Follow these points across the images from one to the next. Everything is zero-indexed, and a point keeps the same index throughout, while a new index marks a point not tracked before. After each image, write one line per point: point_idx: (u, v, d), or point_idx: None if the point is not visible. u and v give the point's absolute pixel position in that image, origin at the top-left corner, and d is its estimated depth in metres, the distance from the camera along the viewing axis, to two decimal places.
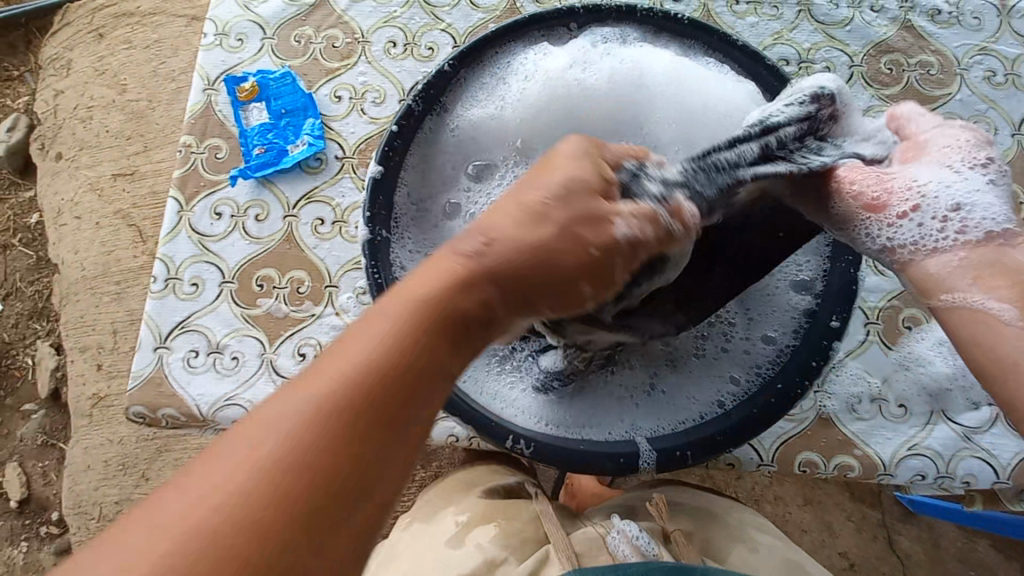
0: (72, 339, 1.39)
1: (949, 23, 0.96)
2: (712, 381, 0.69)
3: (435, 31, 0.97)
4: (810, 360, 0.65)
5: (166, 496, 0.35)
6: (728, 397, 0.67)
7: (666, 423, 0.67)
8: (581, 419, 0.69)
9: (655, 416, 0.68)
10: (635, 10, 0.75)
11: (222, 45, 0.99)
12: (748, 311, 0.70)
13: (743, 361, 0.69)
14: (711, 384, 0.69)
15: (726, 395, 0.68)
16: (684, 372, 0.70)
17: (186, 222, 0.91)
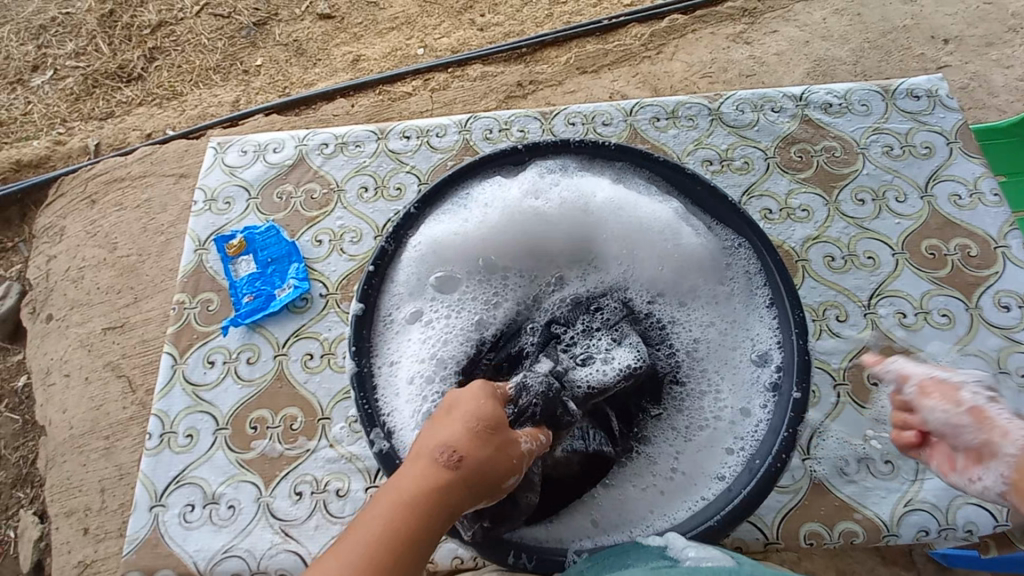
0: (57, 505, 1.36)
1: (842, 113, 1.12)
2: (714, 456, 0.72)
3: (401, 174, 1.10)
4: (777, 437, 0.67)
5: None
6: (728, 468, 0.71)
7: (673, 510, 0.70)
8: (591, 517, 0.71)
9: (662, 504, 0.71)
10: (570, 142, 0.87)
11: (211, 209, 1.10)
12: (718, 387, 0.76)
13: (727, 432, 0.73)
14: (714, 457, 0.72)
15: (727, 467, 0.71)
16: (692, 446, 0.74)
17: (181, 373, 0.95)
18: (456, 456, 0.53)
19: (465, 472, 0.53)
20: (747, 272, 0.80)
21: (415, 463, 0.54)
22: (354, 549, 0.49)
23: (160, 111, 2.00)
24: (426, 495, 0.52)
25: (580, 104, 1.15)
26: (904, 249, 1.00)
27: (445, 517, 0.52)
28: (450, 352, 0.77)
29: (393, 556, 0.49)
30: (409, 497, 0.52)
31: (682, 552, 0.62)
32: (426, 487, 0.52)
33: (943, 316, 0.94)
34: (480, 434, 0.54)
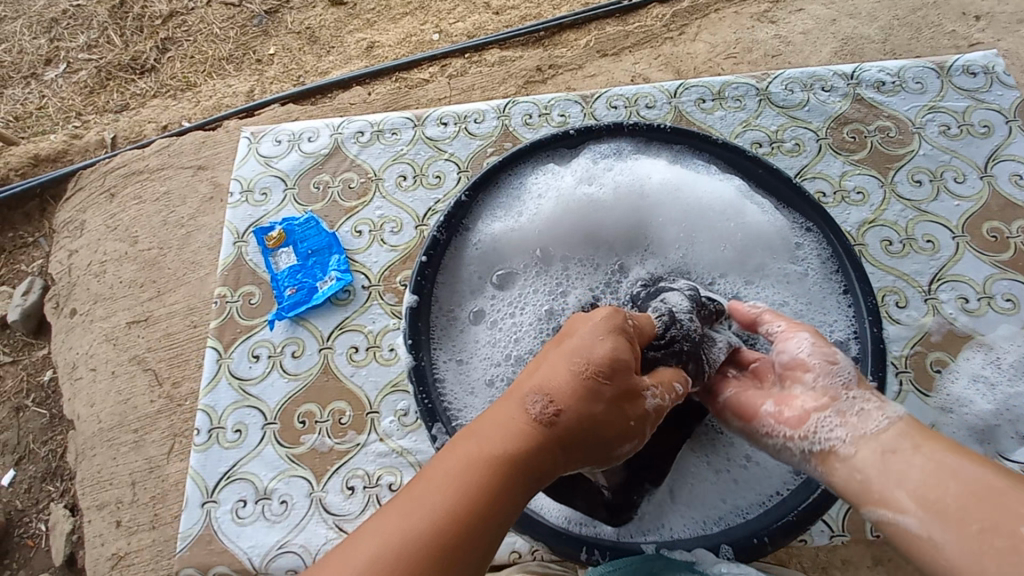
0: (88, 498, 1.36)
1: (895, 91, 1.08)
2: None
3: (440, 161, 1.07)
4: None
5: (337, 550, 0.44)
6: None
7: (748, 504, 0.69)
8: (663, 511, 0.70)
9: (733, 497, 0.70)
10: (625, 126, 0.84)
11: (247, 200, 1.08)
12: None
13: None
14: None
15: None
16: None
17: (226, 368, 0.94)
18: (562, 409, 0.50)
19: (568, 421, 0.50)
20: (819, 256, 0.78)
21: (514, 412, 0.51)
22: (455, 483, 0.46)
23: (175, 102, 1.98)
24: (523, 447, 0.49)
25: (621, 86, 1.11)
26: (965, 232, 0.96)
27: (536, 477, 0.49)
28: (527, 349, 0.76)
29: (479, 504, 0.46)
30: (503, 451, 0.49)
31: (714, 567, 0.61)
32: (531, 435, 0.50)
33: (1007, 300, 0.91)
34: (593, 384, 0.52)
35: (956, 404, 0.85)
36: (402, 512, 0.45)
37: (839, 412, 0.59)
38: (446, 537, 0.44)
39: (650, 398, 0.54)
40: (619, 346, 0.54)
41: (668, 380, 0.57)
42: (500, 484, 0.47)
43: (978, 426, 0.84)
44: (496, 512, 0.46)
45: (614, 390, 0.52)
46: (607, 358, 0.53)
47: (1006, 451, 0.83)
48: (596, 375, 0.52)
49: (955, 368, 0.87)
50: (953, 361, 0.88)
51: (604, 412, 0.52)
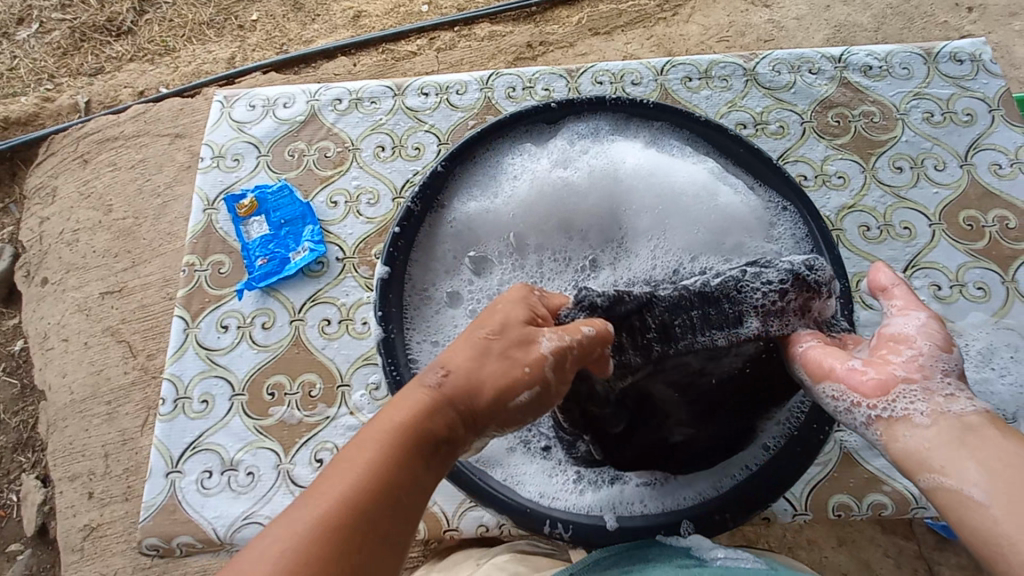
0: (60, 469, 1.34)
1: (881, 76, 1.07)
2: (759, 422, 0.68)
3: (419, 133, 1.05)
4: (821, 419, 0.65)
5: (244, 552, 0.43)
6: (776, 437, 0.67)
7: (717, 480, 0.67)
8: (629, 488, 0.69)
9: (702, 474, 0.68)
10: (604, 101, 0.82)
11: (219, 166, 1.04)
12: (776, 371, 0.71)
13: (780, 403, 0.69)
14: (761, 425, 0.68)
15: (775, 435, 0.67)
16: None
17: (193, 338, 0.92)
18: (448, 369, 0.53)
19: (459, 377, 0.53)
20: (794, 236, 0.76)
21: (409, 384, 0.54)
22: (352, 457, 0.47)
23: (153, 67, 1.90)
24: (417, 408, 0.50)
25: (607, 62, 1.09)
26: (941, 220, 0.96)
27: (433, 433, 0.50)
28: None
29: (380, 469, 0.46)
30: (396, 418, 0.50)
31: (712, 553, 0.62)
32: (423, 397, 0.51)
33: (979, 288, 0.92)
34: (479, 344, 0.55)
35: None
36: (310, 491, 0.45)
37: (925, 388, 0.56)
38: (347, 505, 0.44)
39: (547, 342, 0.55)
40: (509, 307, 0.58)
41: (571, 326, 0.56)
42: (400, 447, 0.48)
43: None
44: (397, 475, 0.47)
45: (505, 347, 0.55)
46: (491, 321, 0.56)
47: None
48: (478, 336, 0.55)
49: None
50: None
51: (494, 365, 0.53)
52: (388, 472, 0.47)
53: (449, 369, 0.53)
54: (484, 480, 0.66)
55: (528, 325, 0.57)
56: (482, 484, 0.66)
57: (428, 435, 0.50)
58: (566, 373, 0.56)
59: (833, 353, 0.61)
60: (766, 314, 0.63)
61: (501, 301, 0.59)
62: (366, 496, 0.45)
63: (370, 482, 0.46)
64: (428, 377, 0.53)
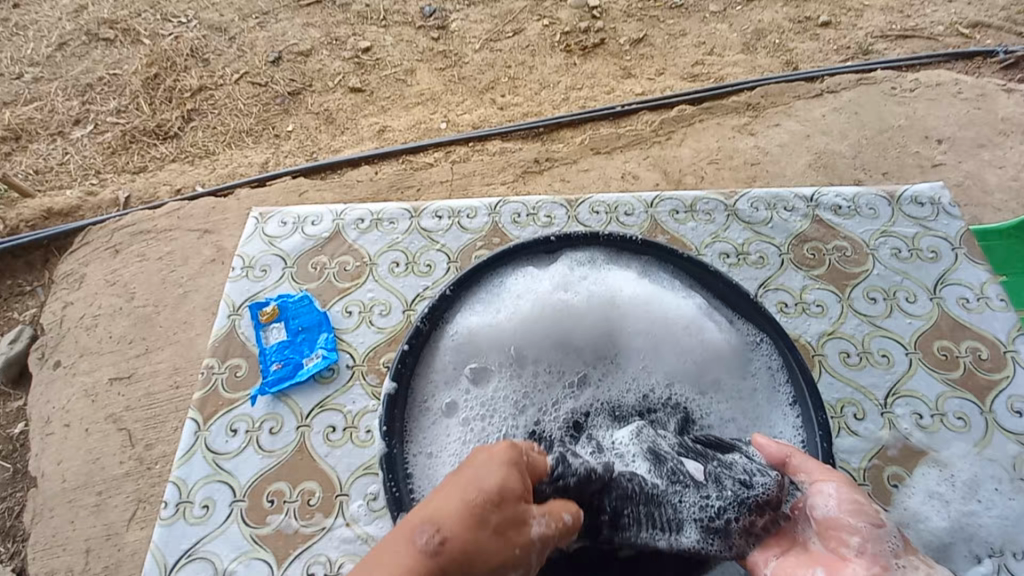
0: (37, 564, 1.31)
1: (851, 214, 1.19)
2: None
3: (432, 251, 1.15)
4: None
5: None
6: None
7: None
8: None
9: None
10: (599, 236, 0.93)
11: (248, 275, 1.14)
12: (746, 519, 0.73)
13: None
14: None
15: None
16: None
17: (203, 441, 0.96)
18: (442, 540, 0.52)
19: (450, 553, 0.52)
20: (770, 367, 0.84)
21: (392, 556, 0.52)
22: None
23: (192, 168, 2.10)
24: None
25: (603, 194, 1.22)
26: (917, 349, 1.02)
27: None
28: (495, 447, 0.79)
29: None
30: None
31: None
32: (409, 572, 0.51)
33: (959, 418, 0.96)
34: (477, 513, 0.54)
35: (913, 520, 0.87)
36: None
37: None
38: None
39: (536, 526, 0.56)
40: (510, 475, 0.58)
41: (559, 509, 0.59)
42: None
43: (935, 544, 0.86)
44: None
45: (499, 523, 0.54)
46: (492, 488, 0.56)
47: (962, 571, 0.84)
48: (477, 505, 0.54)
49: (911, 483, 0.90)
50: (909, 476, 0.91)
51: (486, 544, 0.53)
52: None
53: (442, 538, 0.52)
54: None
55: (522, 498, 0.57)
56: None
57: None
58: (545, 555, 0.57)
59: (800, 561, 0.64)
60: (704, 528, 0.65)
61: (493, 466, 0.58)
62: None
63: None
64: (419, 547, 0.52)
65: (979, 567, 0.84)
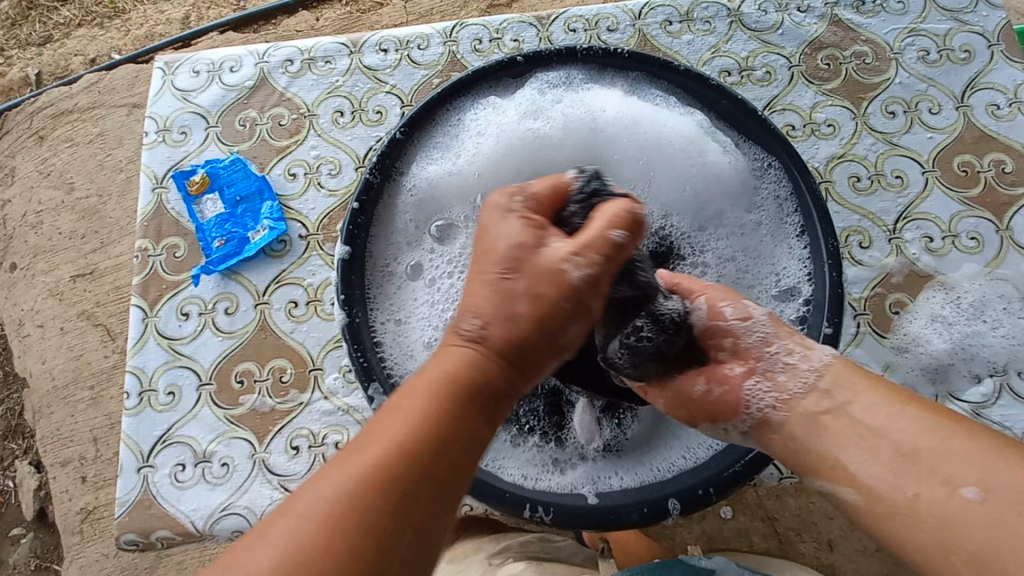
0: (51, 455, 1.32)
1: (875, 12, 0.99)
2: None
3: (380, 95, 0.97)
4: None
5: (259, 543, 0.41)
6: None
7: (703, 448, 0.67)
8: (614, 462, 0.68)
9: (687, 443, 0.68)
10: (575, 51, 0.76)
11: (165, 140, 0.96)
12: None
13: None
14: None
15: None
16: None
17: (153, 328, 0.87)
18: (482, 323, 0.48)
19: (494, 331, 0.48)
20: (777, 196, 0.73)
21: (435, 357, 0.49)
22: (390, 428, 0.45)
23: (103, 32, 1.71)
24: (456, 369, 0.47)
25: (581, 6, 1.00)
26: (935, 167, 0.92)
27: (480, 393, 0.47)
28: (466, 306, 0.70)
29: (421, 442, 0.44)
30: (438, 376, 0.47)
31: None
32: (458, 362, 0.47)
33: (972, 239, 0.88)
34: (500, 283, 0.49)
35: (912, 344, 0.84)
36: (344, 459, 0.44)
37: (766, 374, 0.60)
38: (387, 472, 0.43)
39: (575, 264, 0.49)
40: (521, 231, 0.50)
41: (596, 235, 0.49)
42: (443, 418, 0.45)
43: (932, 366, 0.84)
44: (439, 452, 0.44)
45: (530, 274, 0.49)
46: (506, 250, 0.49)
47: (958, 390, 0.83)
48: (495, 279, 0.49)
49: (914, 309, 0.86)
50: (912, 302, 0.86)
51: (529, 314, 0.48)
52: (426, 447, 0.44)
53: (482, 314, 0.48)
54: None
55: (541, 244, 0.50)
56: None
57: (472, 402, 0.47)
58: (603, 292, 0.50)
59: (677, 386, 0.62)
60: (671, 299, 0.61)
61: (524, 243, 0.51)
62: (409, 471, 0.43)
63: (407, 456, 0.44)
64: (460, 336, 0.49)
65: (976, 385, 0.83)
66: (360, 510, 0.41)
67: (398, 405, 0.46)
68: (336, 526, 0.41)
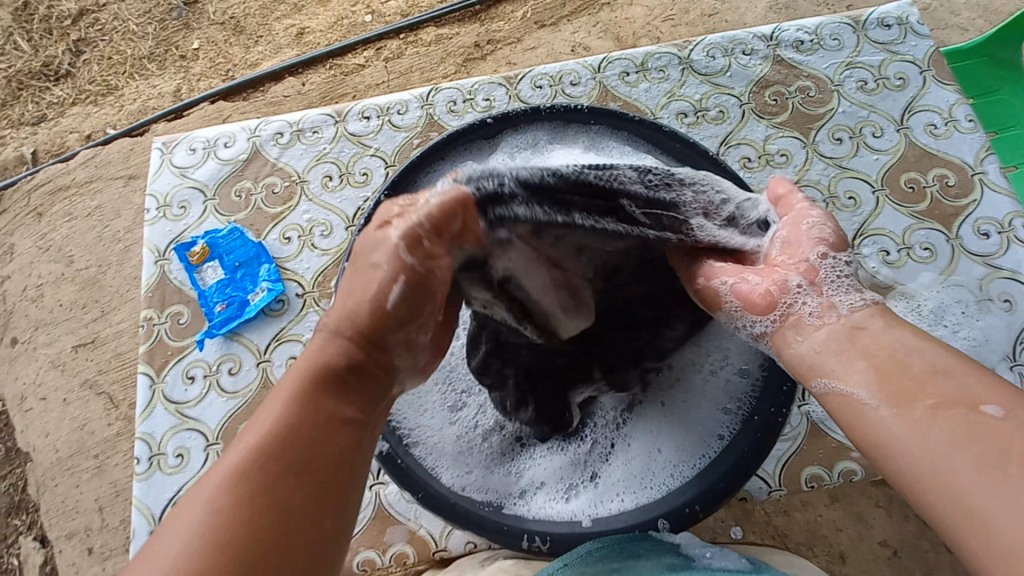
0: (56, 528, 1.33)
1: (813, 49, 1.08)
2: (710, 412, 0.72)
3: (365, 158, 1.04)
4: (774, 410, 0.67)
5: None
6: (726, 427, 0.70)
7: (688, 468, 0.69)
8: (607, 486, 0.72)
9: (672, 463, 0.71)
10: (539, 109, 0.84)
11: (165, 215, 1.03)
12: (703, 383, 0.74)
13: (722, 388, 0.73)
14: (710, 413, 0.72)
15: (725, 426, 0.71)
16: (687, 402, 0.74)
17: (161, 393, 0.91)
18: (346, 326, 0.54)
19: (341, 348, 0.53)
20: None
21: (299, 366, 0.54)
22: (248, 439, 0.48)
23: (96, 109, 1.80)
24: (307, 379, 0.52)
25: (545, 65, 1.09)
26: (884, 185, 0.99)
27: (335, 407, 0.52)
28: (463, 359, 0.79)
29: (279, 457, 0.48)
30: (285, 393, 0.51)
31: (703, 551, 0.67)
32: (302, 376, 0.52)
33: (925, 249, 0.95)
34: (371, 305, 0.54)
35: None
36: (202, 486, 0.46)
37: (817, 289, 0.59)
38: (242, 498, 0.45)
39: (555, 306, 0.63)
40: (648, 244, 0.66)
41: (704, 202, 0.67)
42: (294, 430, 0.49)
43: None
44: (292, 464, 0.48)
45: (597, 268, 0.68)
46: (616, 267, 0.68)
47: None
48: (378, 294, 0.54)
49: None
50: None
51: (387, 320, 0.54)
52: (283, 463, 0.48)
53: (383, 322, 0.54)
54: (463, 505, 0.67)
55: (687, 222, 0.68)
56: (458, 508, 0.66)
57: (327, 417, 0.51)
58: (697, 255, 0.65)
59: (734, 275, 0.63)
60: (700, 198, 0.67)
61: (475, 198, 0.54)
62: (260, 488, 0.46)
63: (267, 472, 0.47)
64: (324, 345, 0.54)
65: None
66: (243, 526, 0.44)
67: (249, 431, 0.49)
68: (235, 518, 0.44)
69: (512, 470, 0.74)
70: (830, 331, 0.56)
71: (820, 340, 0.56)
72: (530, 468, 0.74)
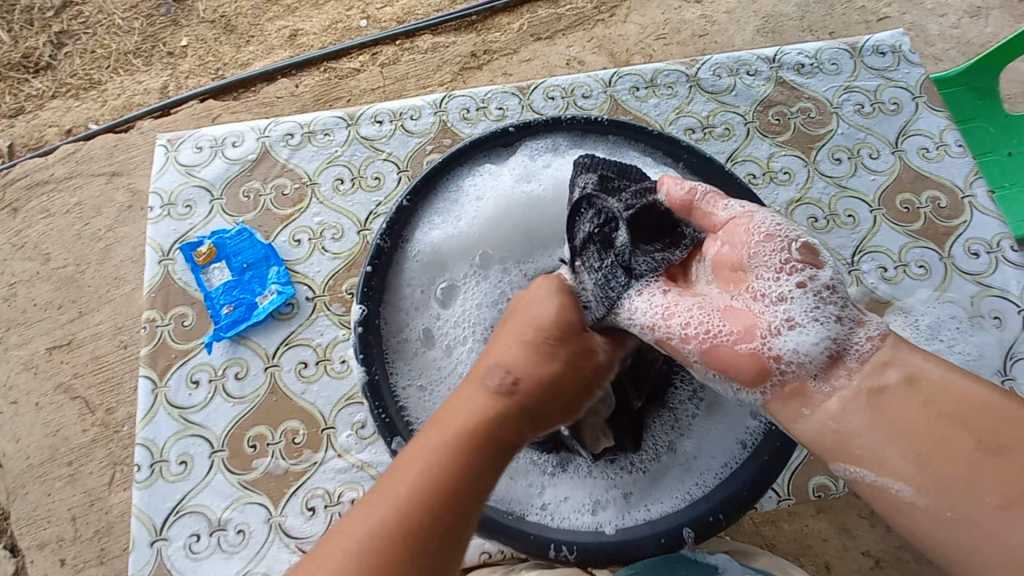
0: (26, 539, 1.20)
1: (813, 73, 1.13)
2: (733, 419, 0.73)
3: (377, 162, 1.04)
4: None
5: (354, 516, 0.49)
6: (748, 435, 0.72)
7: (711, 476, 0.70)
8: (632, 495, 0.72)
9: (695, 472, 0.72)
10: (560, 120, 0.84)
11: (170, 214, 1.00)
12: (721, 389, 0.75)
13: None
14: (734, 420, 0.73)
15: (747, 433, 0.72)
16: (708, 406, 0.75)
17: (163, 398, 0.89)
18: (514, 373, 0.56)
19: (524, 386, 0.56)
20: None
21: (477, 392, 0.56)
22: (443, 434, 0.53)
23: (78, 103, 1.74)
24: (495, 408, 0.55)
25: (556, 77, 1.11)
26: (881, 205, 1.03)
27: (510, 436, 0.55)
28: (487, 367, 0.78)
29: (472, 462, 0.52)
30: (481, 404, 0.55)
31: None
32: (495, 399, 0.56)
33: (921, 267, 0.99)
34: (542, 345, 0.58)
35: None
36: (413, 459, 0.51)
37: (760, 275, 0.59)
38: (444, 492, 0.50)
39: (600, 354, 0.61)
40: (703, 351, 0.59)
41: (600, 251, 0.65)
42: (489, 444, 0.53)
43: None
44: (477, 471, 0.52)
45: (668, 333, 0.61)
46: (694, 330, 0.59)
47: None
48: (539, 340, 0.58)
49: None
50: None
51: (559, 375, 0.57)
52: (469, 469, 0.51)
53: (558, 369, 0.58)
54: (489, 513, 0.67)
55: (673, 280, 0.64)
56: (485, 517, 0.67)
57: (506, 440, 0.55)
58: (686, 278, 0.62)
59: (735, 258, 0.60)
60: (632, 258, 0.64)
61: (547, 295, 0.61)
62: (461, 483, 0.50)
63: (459, 473, 0.51)
64: (495, 381, 0.56)
65: None
66: (427, 519, 0.48)
67: (444, 426, 0.54)
68: (415, 506, 0.48)
69: (537, 477, 0.73)
70: (842, 398, 0.53)
71: (834, 409, 0.54)
72: (555, 475, 0.73)
